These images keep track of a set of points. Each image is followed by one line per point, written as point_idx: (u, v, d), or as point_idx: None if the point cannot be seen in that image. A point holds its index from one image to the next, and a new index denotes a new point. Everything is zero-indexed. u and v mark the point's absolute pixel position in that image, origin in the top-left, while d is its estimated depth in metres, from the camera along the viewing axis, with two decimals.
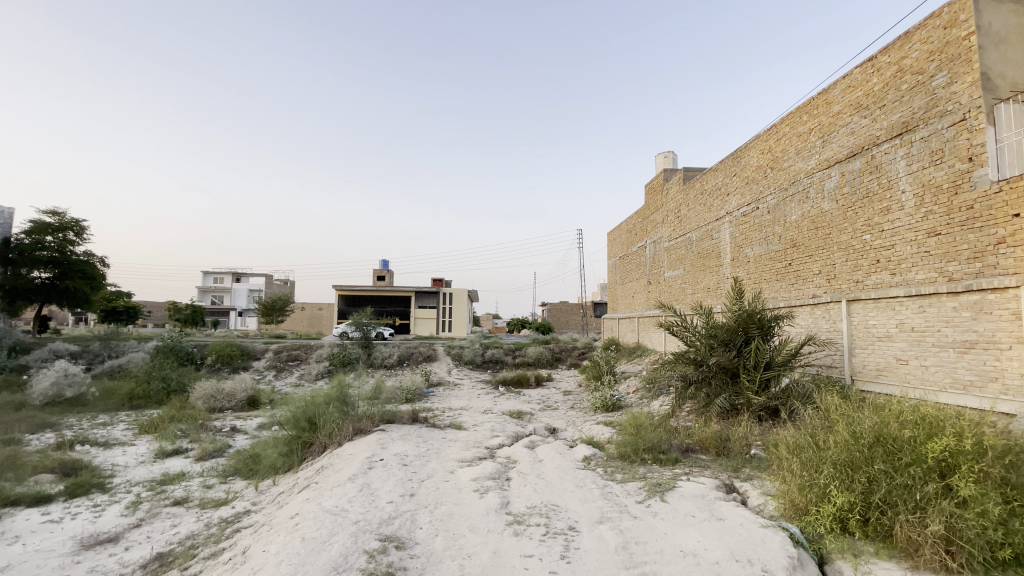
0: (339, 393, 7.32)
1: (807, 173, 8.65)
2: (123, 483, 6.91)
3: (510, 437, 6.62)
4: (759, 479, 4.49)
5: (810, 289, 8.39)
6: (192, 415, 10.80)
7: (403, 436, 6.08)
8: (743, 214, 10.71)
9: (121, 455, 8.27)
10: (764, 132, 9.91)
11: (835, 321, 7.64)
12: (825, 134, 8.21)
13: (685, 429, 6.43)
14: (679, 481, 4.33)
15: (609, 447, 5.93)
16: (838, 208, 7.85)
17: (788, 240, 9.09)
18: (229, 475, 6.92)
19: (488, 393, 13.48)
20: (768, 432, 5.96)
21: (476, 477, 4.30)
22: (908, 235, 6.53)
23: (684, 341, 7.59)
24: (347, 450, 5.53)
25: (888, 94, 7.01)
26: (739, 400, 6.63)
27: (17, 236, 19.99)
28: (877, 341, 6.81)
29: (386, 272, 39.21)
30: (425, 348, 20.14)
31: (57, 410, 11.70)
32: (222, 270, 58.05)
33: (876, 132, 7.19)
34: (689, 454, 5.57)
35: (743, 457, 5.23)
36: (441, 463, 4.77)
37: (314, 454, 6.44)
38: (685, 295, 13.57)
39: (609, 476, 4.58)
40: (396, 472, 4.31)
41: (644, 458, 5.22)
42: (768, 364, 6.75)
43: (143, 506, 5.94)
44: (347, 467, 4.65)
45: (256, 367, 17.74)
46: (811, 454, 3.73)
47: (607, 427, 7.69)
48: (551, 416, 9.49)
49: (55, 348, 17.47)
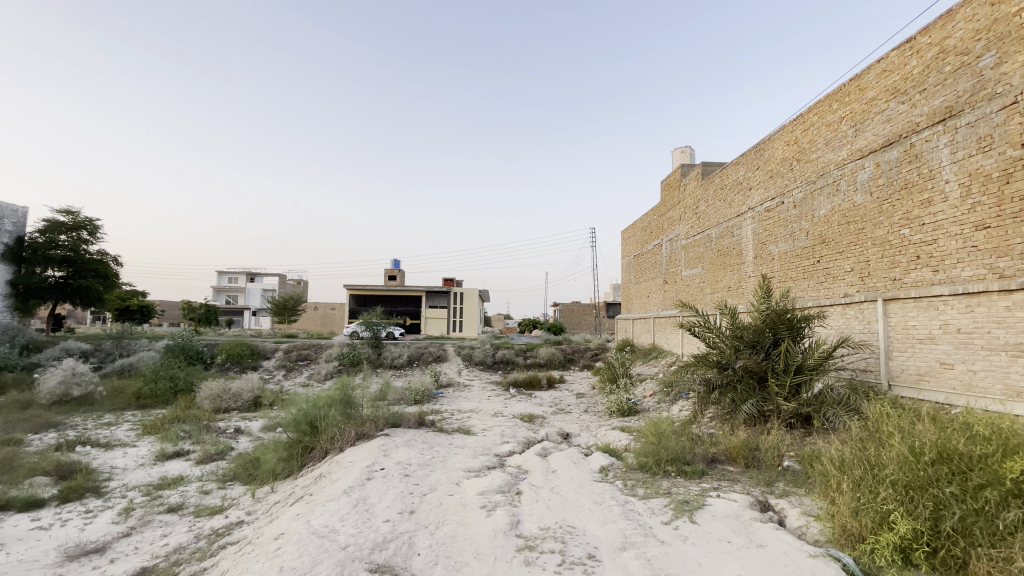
0: (343, 394, 6.97)
1: (837, 164, 8.14)
2: (119, 487, 6.66)
3: (521, 443, 6.25)
4: (797, 496, 4.05)
5: (841, 288, 7.89)
6: (196, 415, 10.60)
7: (407, 442, 5.73)
8: (766, 209, 10.20)
9: (121, 457, 8.04)
10: (790, 122, 9.40)
11: (870, 322, 7.14)
12: (858, 122, 7.70)
13: (709, 437, 6.02)
14: (708, 498, 3.91)
15: (627, 456, 5.52)
16: (873, 201, 7.34)
17: (817, 236, 8.58)
18: (228, 480, 6.62)
19: (499, 394, 13.14)
20: (800, 442, 5.52)
21: (484, 491, 3.90)
22: (953, 228, 6.02)
23: (706, 342, 7.17)
24: (348, 457, 5.18)
25: (930, 78, 6.49)
26: (767, 406, 6.16)
27: (32, 235, 20.09)
28: (918, 343, 6.30)
29: (397, 271, 39.06)
30: (435, 348, 19.83)
31: (63, 409, 11.56)
32: (236, 270, 58.64)
33: (915, 118, 6.66)
34: (715, 465, 5.15)
35: (775, 469, 4.80)
36: (445, 474, 4.39)
37: (315, 460, 6.12)
38: (704, 295, 13.07)
39: (629, 490, 4.17)
40: (396, 484, 3.94)
41: (667, 470, 4.79)
42: (798, 368, 6.25)
43: (135, 513, 5.66)
44: (344, 477, 4.29)
45: (266, 366, 17.59)
46: (865, 473, 3.28)
47: (623, 433, 7.29)
48: (564, 420, 9.10)
49: (67, 346, 17.47)
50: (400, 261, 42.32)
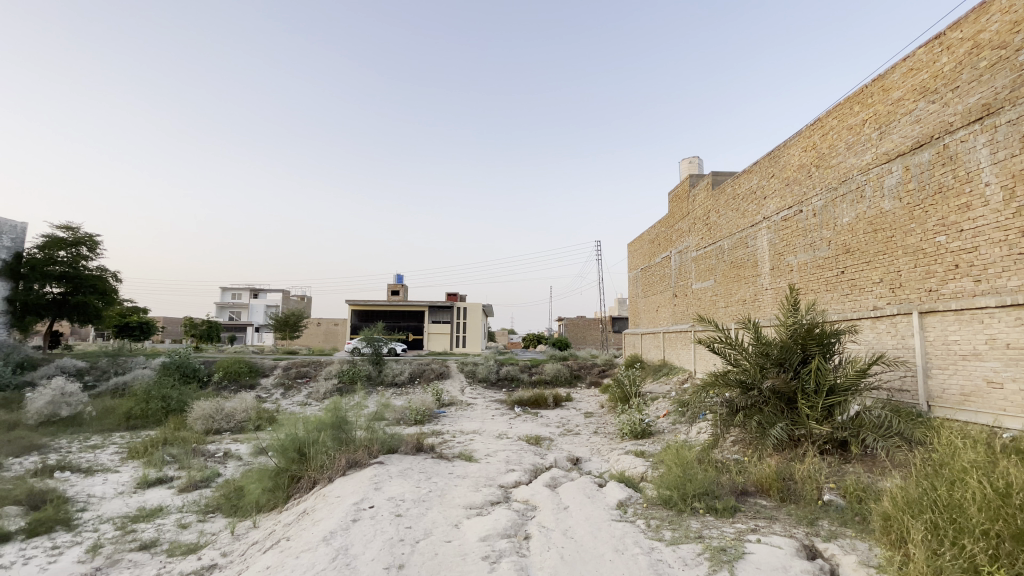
0: (334, 417, 6.44)
1: (861, 169, 7.67)
2: (92, 519, 6.13)
3: (528, 471, 5.72)
4: (849, 539, 3.53)
5: (869, 300, 7.37)
6: (185, 437, 10.07)
7: (403, 472, 5.21)
8: (783, 218, 9.73)
9: (100, 484, 7.51)
10: (807, 127, 8.96)
11: (905, 337, 6.60)
12: (883, 125, 7.26)
13: (734, 464, 5.48)
14: (747, 544, 3.37)
15: (646, 488, 4.99)
16: (903, 207, 6.85)
17: (840, 245, 8.10)
18: (209, 512, 6.08)
19: (504, 413, 12.58)
20: (839, 472, 4.98)
21: (486, 535, 3.38)
22: (996, 234, 5.53)
23: (727, 359, 6.66)
24: (335, 491, 4.65)
25: (963, 74, 6.05)
26: (798, 431, 5.62)
27: (30, 251, 19.81)
28: (962, 360, 5.77)
29: (400, 286, 38.62)
30: (438, 365, 19.26)
31: (50, 430, 11.06)
32: (240, 286, 58.45)
33: (948, 118, 6.21)
34: (745, 498, 4.61)
35: (816, 505, 4.28)
36: (442, 513, 3.85)
37: (302, 491, 5.59)
38: (718, 309, 12.56)
39: (654, 533, 3.62)
40: (385, 527, 3.43)
41: (694, 506, 4.24)
42: (830, 388, 5.71)
43: (104, 550, 5.12)
44: (327, 518, 3.77)
45: (264, 384, 17.08)
46: (954, 530, 2.72)
47: (638, 458, 6.75)
48: (573, 443, 8.55)
49: (63, 364, 17.03)
50: (403, 275, 41.99)
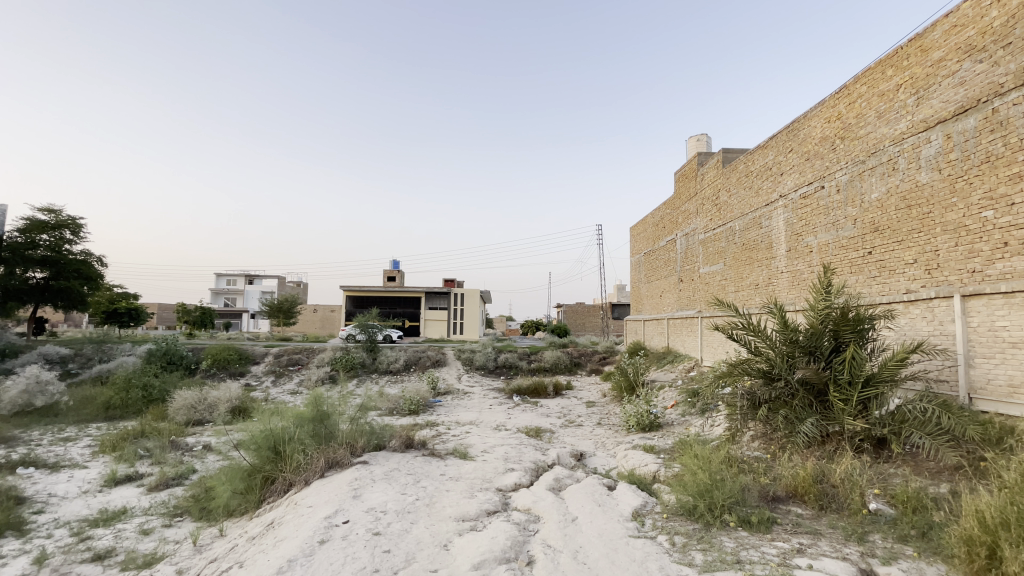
0: (316, 409, 5.81)
1: (893, 139, 7.01)
2: (47, 523, 5.53)
3: (529, 470, 5.15)
4: (913, 561, 2.96)
5: (901, 283, 6.75)
6: (162, 428, 9.46)
7: (387, 475, 4.60)
8: (802, 196, 9.10)
9: (64, 482, 6.91)
10: (831, 95, 8.27)
11: (944, 323, 5.99)
12: (920, 89, 6.57)
13: (760, 463, 4.92)
14: (798, 572, 2.77)
15: (663, 492, 4.41)
16: (942, 179, 6.21)
17: (867, 223, 7.48)
18: (176, 516, 5.48)
19: (502, 403, 12.05)
20: (882, 475, 4.41)
21: (481, 562, 2.77)
22: None
23: (748, 347, 6.06)
24: (308, 498, 4.03)
25: (1016, 29, 5.36)
26: (831, 427, 5.05)
27: (11, 234, 18.96)
28: (1011, 349, 5.19)
29: (396, 272, 37.95)
30: (434, 352, 18.67)
31: (22, 421, 10.44)
32: (235, 272, 57.85)
33: (998, 78, 5.53)
34: (777, 506, 4.05)
35: (863, 515, 3.71)
36: (430, 530, 3.25)
37: (275, 494, 4.99)
38: (727, 294, 11.96)
39: (681, 555, 3.03)
40: (357, 554, 2.82)
41: (725, 519, 3.64)
42: (865, 380, 5.12)
43: (51, 562, 4.52)
44: (291, 538, 3.15)
45: (253, 373, 16.47)
46: None
47: (648, 454, 6.20)
48: (575, 435, 7.99)
49: (44, 351, 16.32)
50: (399, 262, 41.14)
